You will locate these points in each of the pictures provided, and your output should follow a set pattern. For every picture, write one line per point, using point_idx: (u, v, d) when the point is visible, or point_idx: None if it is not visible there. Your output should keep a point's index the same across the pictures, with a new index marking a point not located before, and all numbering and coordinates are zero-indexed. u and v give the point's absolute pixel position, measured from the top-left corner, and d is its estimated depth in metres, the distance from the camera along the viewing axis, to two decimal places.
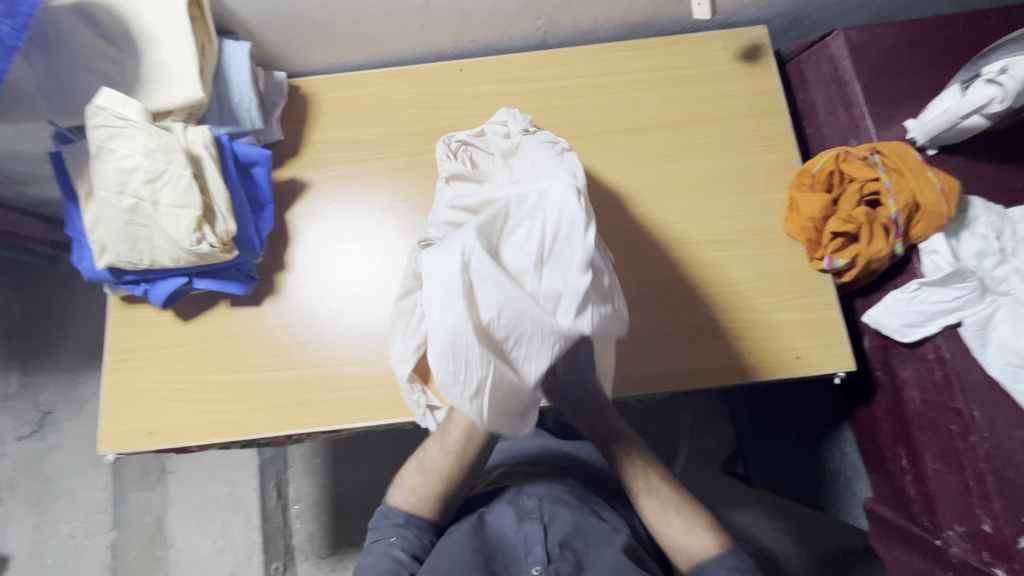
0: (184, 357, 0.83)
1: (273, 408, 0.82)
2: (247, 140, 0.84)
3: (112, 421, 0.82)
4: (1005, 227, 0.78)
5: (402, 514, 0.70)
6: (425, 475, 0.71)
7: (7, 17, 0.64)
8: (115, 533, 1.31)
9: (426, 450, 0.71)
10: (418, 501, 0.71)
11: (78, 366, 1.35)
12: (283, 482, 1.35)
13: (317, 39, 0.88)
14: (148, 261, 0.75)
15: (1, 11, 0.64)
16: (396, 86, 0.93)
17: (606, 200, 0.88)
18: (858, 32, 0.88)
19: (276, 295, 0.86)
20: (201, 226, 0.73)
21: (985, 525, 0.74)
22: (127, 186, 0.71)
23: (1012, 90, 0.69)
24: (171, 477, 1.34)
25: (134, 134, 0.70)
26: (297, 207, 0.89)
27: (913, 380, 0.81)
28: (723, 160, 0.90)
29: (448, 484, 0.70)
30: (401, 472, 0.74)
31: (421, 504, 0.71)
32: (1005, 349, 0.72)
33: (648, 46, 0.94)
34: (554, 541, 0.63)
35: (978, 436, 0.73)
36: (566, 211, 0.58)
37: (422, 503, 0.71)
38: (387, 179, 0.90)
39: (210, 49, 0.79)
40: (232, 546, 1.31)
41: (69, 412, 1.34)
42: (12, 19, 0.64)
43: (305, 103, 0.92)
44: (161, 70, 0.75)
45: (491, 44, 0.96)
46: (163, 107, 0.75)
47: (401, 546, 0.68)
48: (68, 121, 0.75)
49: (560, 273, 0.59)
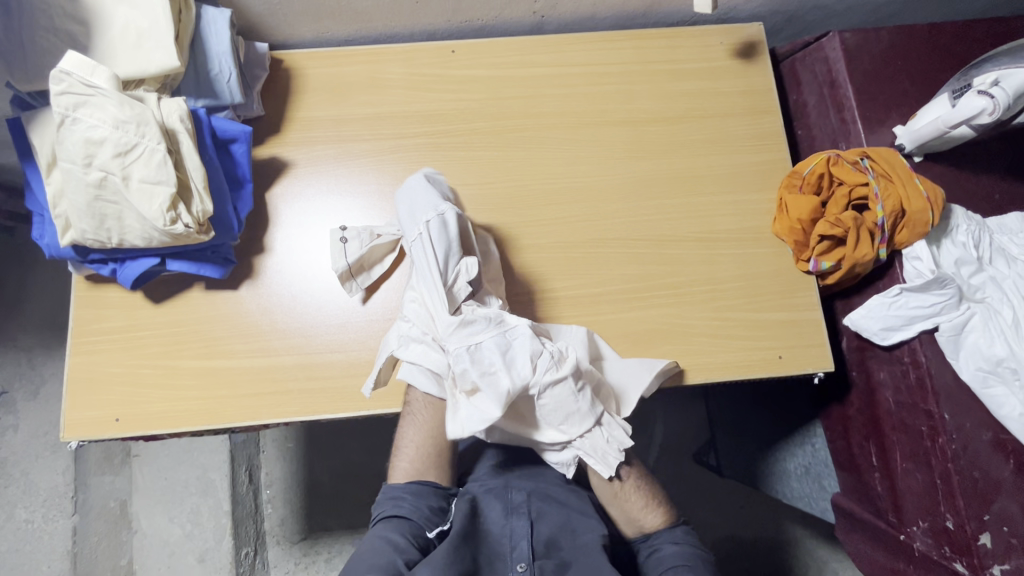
0: (155, 340, 0.80)
1: (249, 396, 0.79)
2: (226, 115, 0.79)
3: (76, 407, 0.78)
4: (982, 235, 0.80)
5: (399, 486, 0.71)
6: (421, 427, 0.75)
7: None
8: (77, 518, 1.26)
9: (415, 402, 0.77)
10: (415, 455, 0.75)
11: (37, 345, 1.28)
12: (254, 467, 1.32)
13: (303, 11, 0.83)
14: (117, 241, 0.71)
15: None
16: (384, 64, 0.89)
17: (597, 194, 0.87)
18: (853, 35, 0.88)
19: (254, 279, 0.82)
20: (176, 205, 0.69)
21: (948, 522, 0.77)
22: (94, 159, 0.67)
23: (1002, 102, 0.71)
24: (136, 461, 1.29)
25: (102, 103, 0.66)
26: (276, 187, 0.85)
27: (887, 381, 0.83)
28: (716, 158, 0.90)
29: (440, 434, 0.76)
30: (396, 439, 0.77)
31: (420, 462, 0.75)
32: (976, 354, 0.76)
33: (645, 37, 0.93)
34: (540, 539, 0.67)
35: (947, 438, 0.76)
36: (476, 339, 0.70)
37: (420, 461, 0.75)
38: (373, 162, 0.87)
39: (187, 14, 0.74)
40: (201, 532, 1.28)
41: (26, 393, 1.28)
42: None
43: (289, 78, 0.88)
44: (133, 34, 0.70)
45: (485, 26, 0.93)
46: (134, 75, 0.70)
47: (398, 530, 0.66)
48: (28, 86, 0.69)
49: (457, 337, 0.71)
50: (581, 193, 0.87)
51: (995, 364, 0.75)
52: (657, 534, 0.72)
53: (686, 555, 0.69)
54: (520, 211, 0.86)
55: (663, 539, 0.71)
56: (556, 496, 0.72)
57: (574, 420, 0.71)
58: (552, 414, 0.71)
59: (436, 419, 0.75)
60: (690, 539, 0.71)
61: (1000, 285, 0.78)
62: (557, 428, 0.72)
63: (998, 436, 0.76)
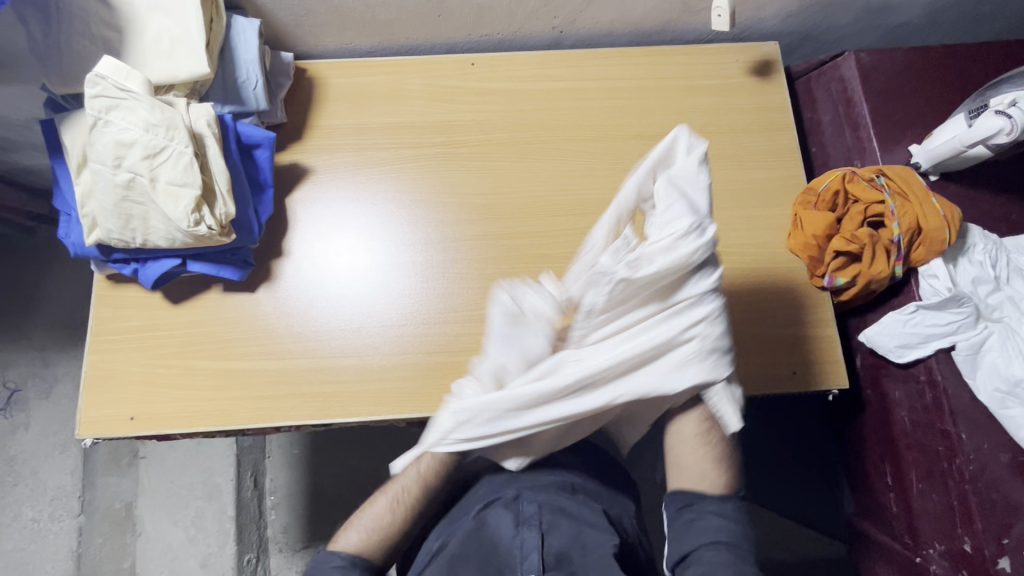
0: (172, 341, 0.80)
1: (263, 398, 0.79)
2: (251, 121, 0.81)
3: (93, 404, 0.78)
4: (999, 255, 0.80)
5: (345, 557, 0.70)
6: (390, 512, 0.73)
7: None
8: (82, 518, 1.26)
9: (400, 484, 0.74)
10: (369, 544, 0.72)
11: (51, 344, 1.30)
12: (259, 473, 1.31)
13: (328, 22, 0.86)
14: (140, 241, 0.72)
15: None
16: (404, 75, 0.91)
17: (612, 206, 0.88)
18: (869, 55, 0.89)
19: (272, 282, 0.83)
20: (200, 208, 0.70)
21: (965, 544, 0.76)
22: (123, 160, 0.68)
23: (1020, 123, 0.71)
24: (143, 463, 1.30)
25: (134, 107, 0.68)
26: (297, 193, 0.86)
27: (902, 401, 0.82)
28: (731, 173, 0.90)
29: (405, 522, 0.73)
30: (362, 507, 0.74)
31: (374, 549, 0.72)
32: (993, 374, 0.75)
33: (662, 54, 0.94)
34: (550, 551, 0.67)
35: (964, 458, 0.75)
36: (635, 282, 0.60)
37: (373, 545, 0.72)
38: (391, 171, 0.88)
39: (218, 23, 0.76)
40: (204, 537, 1.28)
41: (38, 392, 1.29)
42: None
43: (311, 87, 0.89)
44: (166, 42, 0.72)
45: (504, 40, 0.94)
46: (165, 80, 0.72)
47: None
48: (62, 88, 0.71)
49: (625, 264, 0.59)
50: (597, 205, 0.88)
51: (1013, 385, 0.75)
52: (703, 502, 0.70)
53: (730, 533, 0.68)
54: (535, 222, 0.87)
55: (709, 508, 0.69)
56: (568, 508, 0.72)
57: (717, 367, 0.66)
58: (700, 359, 0.65)
59: (403, 514, 0.73)
60: (738, 515, 0.69)
61: (1018, 305, 0.78)
62: (701, 371, 0.65)
63: (1016, 458, 0.75)
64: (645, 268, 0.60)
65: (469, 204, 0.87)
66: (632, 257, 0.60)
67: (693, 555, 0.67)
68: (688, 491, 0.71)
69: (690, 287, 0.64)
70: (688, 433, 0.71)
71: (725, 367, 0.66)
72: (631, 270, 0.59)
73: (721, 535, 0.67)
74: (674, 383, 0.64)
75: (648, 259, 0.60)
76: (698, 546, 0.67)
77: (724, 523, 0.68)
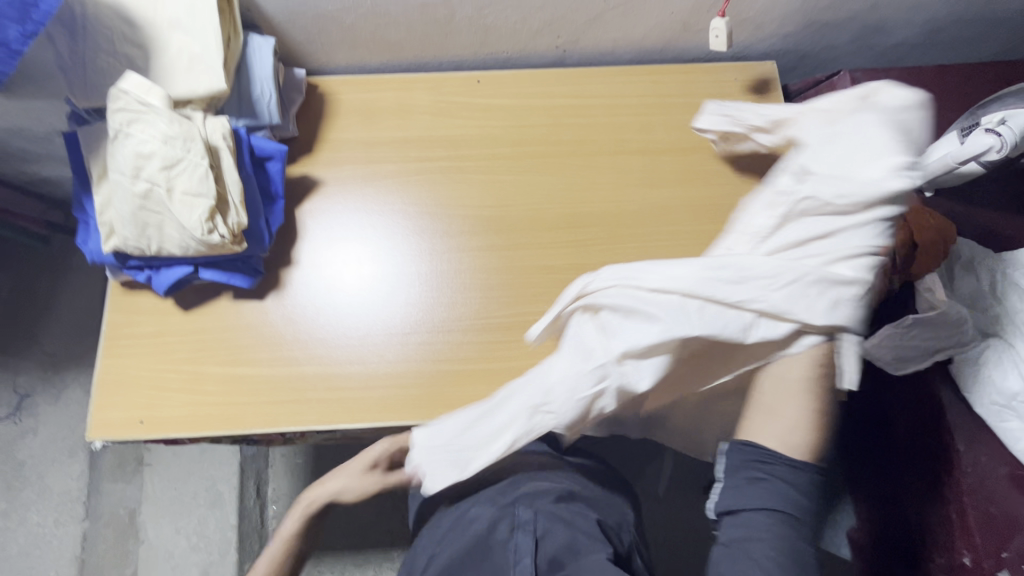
0: (182, 347, 0.82)
1: (269, 404, 0.81)
2: (264, 134, 0.84)
3: (103, 408, 0.80)
4: (997, 269, 0.81)
5: None
6: (297, 531, 0.77)
7: (17, 22, 0.61)
8: (87, 524, 1.27)
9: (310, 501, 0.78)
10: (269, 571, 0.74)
11: (62, 350, 1.32)
12: (262, 482, 1.32)
13: (340, 41, 0.89)
14: (155, 248, 0.75)
15: (12, 16, 0.61)
16: (413, 91, 0.94)
17: (613, 219, 0.90)
18: (864, 74, 0.91)
19: (280, 290, 0.85)
20: (214, 217, 0.73)
21: (964, 558, 0.76)
22: (142, 171, 0.71)
23: (1009, 141, 0.74)
24: (148, 470, 1.31)
25: (154, 121, 0.71)
26: (307, 204, 0.89)
27: (902, 415, 0.84)
28: (730, 188, 0.92)
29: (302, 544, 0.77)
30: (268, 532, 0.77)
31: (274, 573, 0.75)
32: (989, 388, 0.76)
33: (662, 72, 0.97)
34: (544, 556, 0.67)
35: (961, 471, 0.76)
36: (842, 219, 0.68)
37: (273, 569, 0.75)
38: (398, 183, 0.91)
39: (235, 42, 0.79)
40: (206, 544, 1.28)
41: (48, 398, 1.31)
42: (22, 25, 0.61)
43: (322, 102, 0.93)
44: (185, 59, 0.75)
45: (509, 58, 0.97)
46: (184, 95, 0.75)
47: None
48: (86, 101, 0.75)
49: (828, 224, 0.68)
50: (599, 218, 0.90)
51: (1010, 399, 0.75)
52: (779, 462, 0.62)
53: (793, 504, 0.61)
54: (537, 234, 0.89)
55: (782, 470, 0.62)
56: (563, 514, 0.72)
57: (840, 311, 0.67)
58: (828, 289, 0.67)
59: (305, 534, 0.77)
60: (808, 488, 0.62)
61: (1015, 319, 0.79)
62: (835, 313, 0.67)
63: (1015, 472, 0.75)
64: (873, 201, 0.67)
65: (473, 216, 0.89)
66: (835, 211, 0.68)
67: (741, 512, 0.61)
68: (762, 445, 0.64)
69: (868, 210, 0.68)
70: (794, 378, 0.68)
71: (847, 320, 0.67)
72: (819, 206, 0.69)
73: (782, 504, 0.60)
74: (788, 333, 0.68)
75: (860, 176, 0.68)
76: (757, 509, 0.60)
77: (793, 496, 0.61)
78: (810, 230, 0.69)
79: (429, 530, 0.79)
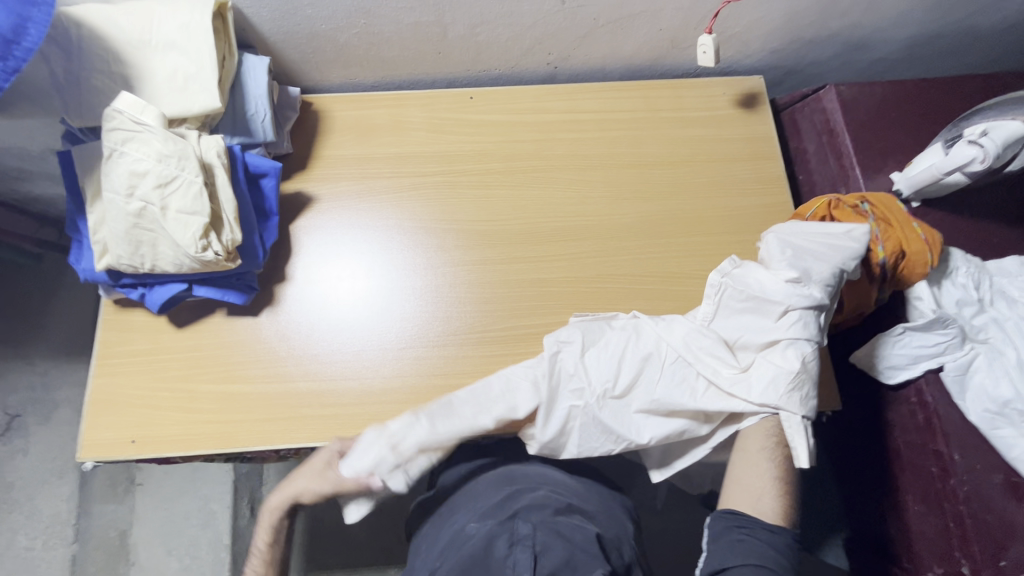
0: (175, 364, 0.82)
1: (262, 421, 0.80)
2: (259, 152, 0.85)
3: (94, 428, 0.79)
4: (982, 278, 0.82)
5: None
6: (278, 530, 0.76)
7: None
8: (76, 547, 1.25)
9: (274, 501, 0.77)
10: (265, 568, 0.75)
11: (53, 369, 1.31)
12: (256, 500, 1.31)
13: (334, 59, 0.90)
14: (149, 266, 0.75)
15: None
16: (407, 108, 0.95)
17: (606, 232, 0.91)
18: (849, 88, 0.93)
19: (274, 306, 0.85)
20: (208, 234, 0.73)
21: (964, 567, 0.76)
22: (136, 189, 0.71)
23: (992, 151, 0.75)
24: (139, 490, 1.29)
25: (149, 139, 0.71)
26: (300, 220, 0.89)
27: (896, 422, 0.83)
28: (721, 200, 0.93)
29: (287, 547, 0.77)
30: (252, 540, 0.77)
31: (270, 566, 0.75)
32: (982, 396, 0.77)
33: (652, 88, 0.99)
34: (544, 573, 0.66)
35: (958, 479, 0.76)
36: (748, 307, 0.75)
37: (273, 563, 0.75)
38: (392, 199, 0.91)
39: (230, 61, 0.80)
40: (199, 565, 1.26)
41: (38, 417, 1.29)
42: (3, 62, 0.62)
43: (317, 119, 0.93)
44: (180, 79, 0.76)
45: (502, 75, 0.99)
46: (178, 114, 0.76)
47: None
48: (79, 121, 0.75)
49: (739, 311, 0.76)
50: (592, 231, 0.91)
51: (1002, 406, 0.76)
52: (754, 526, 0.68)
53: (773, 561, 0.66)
54: (532, 248, 0.89)
55: (760, 533, 0.68)
56: (561, 529, 0.71)
57: (780, 392, 0.71)
58: (760, 372, 0.73)
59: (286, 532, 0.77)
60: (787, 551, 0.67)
61: (1003, 327, 0.80)
62: (769, 394, 0.72)
63: (1010, 479, 0.75)
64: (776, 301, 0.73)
65: (467, 230, 0.90)
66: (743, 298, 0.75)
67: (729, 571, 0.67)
68: (739, 512, 0.70)
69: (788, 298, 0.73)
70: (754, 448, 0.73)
71: (794, 400, 0.71)
72: (733, 297, 0.76)
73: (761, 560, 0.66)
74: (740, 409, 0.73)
75: (766, 279, 0.75)
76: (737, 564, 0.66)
77: (772, 554, 0.67)
78: (742, 321, 0.75)
79: (427, 544, 0.79)
